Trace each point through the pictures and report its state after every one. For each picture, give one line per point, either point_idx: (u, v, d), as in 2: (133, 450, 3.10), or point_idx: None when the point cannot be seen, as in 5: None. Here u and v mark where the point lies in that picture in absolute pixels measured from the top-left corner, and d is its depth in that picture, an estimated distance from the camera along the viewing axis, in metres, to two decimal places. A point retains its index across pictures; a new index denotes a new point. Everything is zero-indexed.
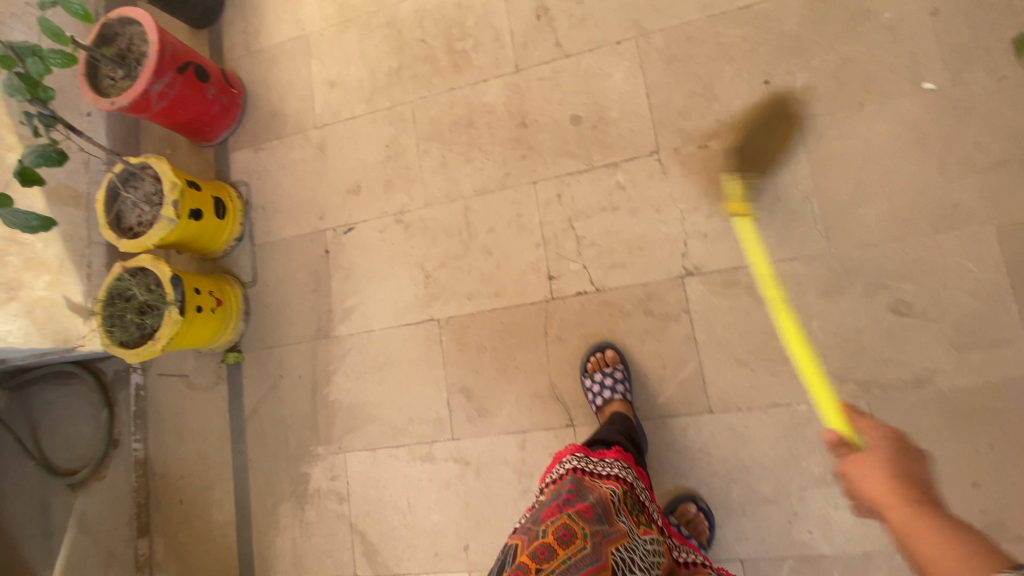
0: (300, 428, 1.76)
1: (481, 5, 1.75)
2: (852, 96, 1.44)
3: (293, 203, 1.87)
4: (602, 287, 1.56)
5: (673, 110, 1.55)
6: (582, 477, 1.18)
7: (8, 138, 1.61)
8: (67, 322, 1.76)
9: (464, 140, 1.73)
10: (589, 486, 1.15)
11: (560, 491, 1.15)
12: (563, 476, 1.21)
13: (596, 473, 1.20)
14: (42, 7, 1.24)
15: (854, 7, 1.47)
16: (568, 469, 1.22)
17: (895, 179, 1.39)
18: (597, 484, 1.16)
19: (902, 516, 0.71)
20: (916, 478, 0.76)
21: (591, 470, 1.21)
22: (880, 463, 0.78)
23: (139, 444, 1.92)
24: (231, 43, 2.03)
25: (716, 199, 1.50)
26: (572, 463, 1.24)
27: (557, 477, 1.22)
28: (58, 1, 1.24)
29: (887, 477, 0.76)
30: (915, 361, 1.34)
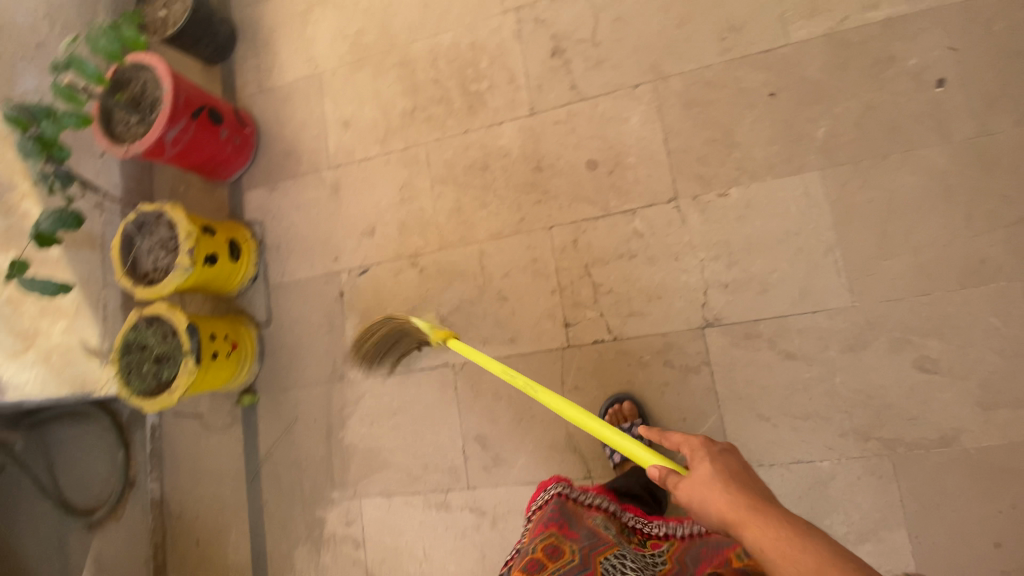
0: (315, 472, 1.76)
1: (495, 46, 1.74)
2: (876, 145, 1.41)
3: (307, 244, 1.87)
4: (620, 336, 1.54)
5: (691, 156, 1.52)
6: (567, 502, 1.17)
7: (21, 185, 1.59)
8: (84, 367, 1.77)
9: (478, 183, 1.72)
10: (577, 515, 1.14)
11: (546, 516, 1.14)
12: (548, 501, 1.20)
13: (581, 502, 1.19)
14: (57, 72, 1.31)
15: (877, 53, 1.44)
16: (553, 495, 1.20)
17: (919, 232, 1.37)
18: (584, 513, 1.16)
19: (740, 518, 0.79)
20: (741, 484, 0.85)
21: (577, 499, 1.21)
22: (710, 475, 0.87)
23: (155, 485, 1.92)
24: (244, 79, 2.03)
25: (736, 249, 1.47)
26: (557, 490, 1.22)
27: (542, 504, 1.20)
28: (72, 68, 1.29)
29: (722, 493, 0.83)
30: (941, 420, 1.31)
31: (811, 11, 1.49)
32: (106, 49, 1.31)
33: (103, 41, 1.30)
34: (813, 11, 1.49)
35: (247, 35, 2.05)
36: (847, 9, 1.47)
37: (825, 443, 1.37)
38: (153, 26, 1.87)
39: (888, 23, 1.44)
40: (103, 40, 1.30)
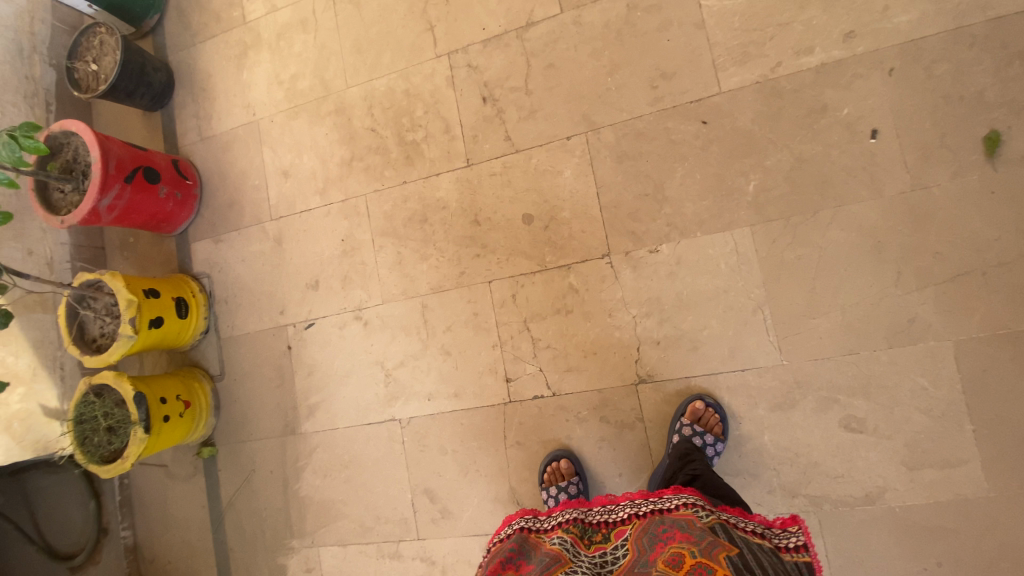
0: (275, 521, 1.82)
1: (430, 93, 1.71)
2: (808, 200, 1.39)
3: (255, 296, 1.87)
4: (558, 391, 1.55)
5: (624, 211, 1.51)
6: (527, 536, 1.19)
7: None
8: (46, 430, 1.82)
9: (418, 236, 1.71)
10: (533, 545, 1.15)
11: (504, 550, 1.14)
12: (510, 536, 1.22)
13: (540, 530, 1.21)
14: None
15: (809, 102, 1.40)
16: (516, 529, 1.23)
17: (848, 289, 1.36)
18: (541, 541, 1.17)
19: None
20: None
21: (537, 528, 1.22)
22: None
23: (128, 531, 1.99)
24: (184, 127, 2.00)
25: (668, 305, 1.46)
26: (520, 524, 1.24)
27: (503, 539, 1.22)
28: None
29: None
30: (866, 479, 1.33)
31: (742, 57, 1.45)
32: (8, 158, 1.27)
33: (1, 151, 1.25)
34: (744, 58, 1.44)
35: (184, 79, 2.01)
36: (779, 55, 1.42)
37: (755, 500, 1.39)
38: (85, 82, 1.83)
39: (822, 68, 1.39)
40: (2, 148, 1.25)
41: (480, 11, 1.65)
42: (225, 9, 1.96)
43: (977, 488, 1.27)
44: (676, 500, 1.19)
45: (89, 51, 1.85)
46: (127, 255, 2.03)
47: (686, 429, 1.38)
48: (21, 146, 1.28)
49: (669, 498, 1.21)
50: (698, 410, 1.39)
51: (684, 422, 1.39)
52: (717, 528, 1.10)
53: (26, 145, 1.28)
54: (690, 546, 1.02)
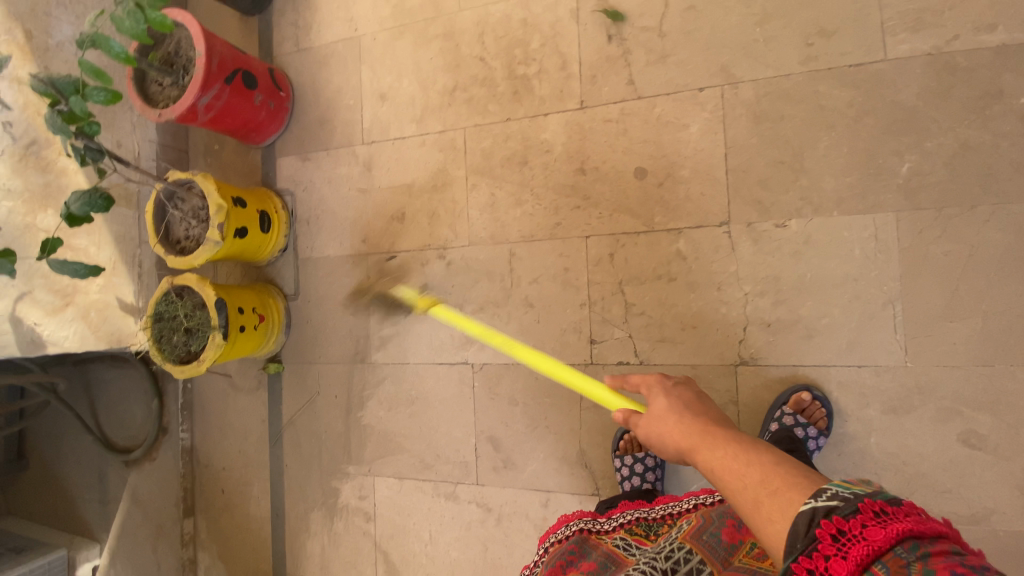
0: (333, 446, 1.83)
1: (549, 25, 1.58)
2: (967, 193, 1.25)
3: (337, 221, 1.83)
4: (646, 360, 1.48)
5: (753, 178, 1.39)
6: (586, 536, 1.11)
7: (61, 162, 1.68)
8: (121, 324, 1.82)
9: (515, 178, 1.62)
10: (594, 545, 1.08)
11: (563, 551, 1.06)
12: (566, 536, 1.13)
13: (601, 531, 1.14)
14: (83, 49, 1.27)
15: (990, 81, 1.24)
16: (573, 530, 1.14)
17: (997, 296, 1.23)
18: (602, 542, 1.10)
19: None
20: None
21: (597, 529, 1.15)
22: None
23: (186, 434, 2.00)
24: (281, 36, 1.92)
25: (785, 286, 1.36)
26: (578, 525, 1.15)
27: (560, 539, 1.12)
28: (98, 44, 1.25)
29: None
30: (976, 499, 1.24)
31: (918, 22, 1.28)
32: (131, 28, 1.25)
33: (128, 21, 1.23)
34: (919, 23, 1.28)
35: None
36: (964, 22, 1.25)
37: None
38: None
39: (1008, 45, 1.23)
40: (129, 19, 1.23)
41: None
42: None
43: None
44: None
45: None
46: (210, 161, 1.99)
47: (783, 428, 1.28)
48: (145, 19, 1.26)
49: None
50: (802, 401, 1.31)
51: (786, 410, 1.30)
52: None
53: (150, 17, 1.25)
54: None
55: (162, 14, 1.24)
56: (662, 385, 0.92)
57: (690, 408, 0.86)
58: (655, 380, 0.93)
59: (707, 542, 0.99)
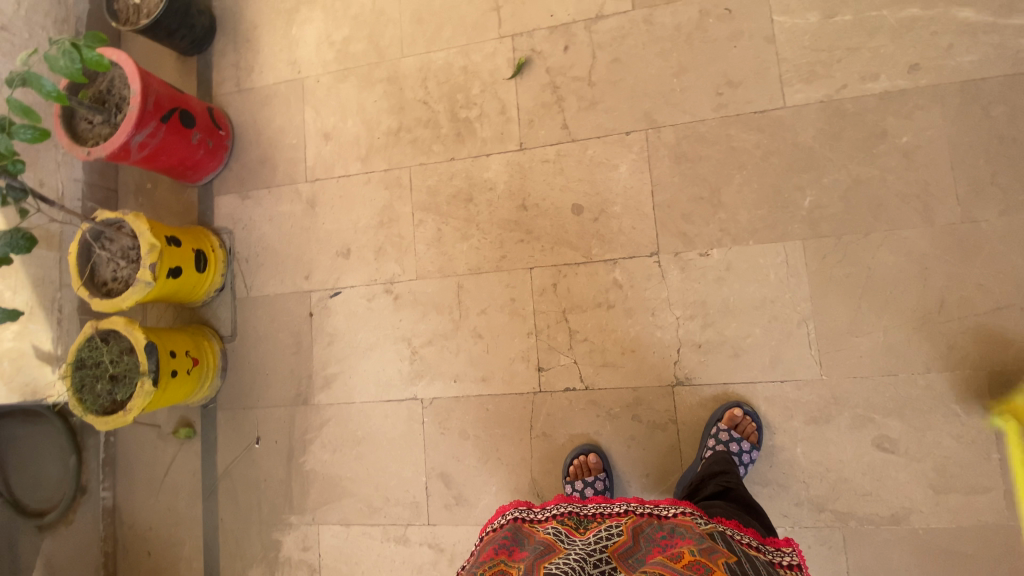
0: (274, 495, 1.73)
1: (488, 72, 1.68)
2: (860, 223, 1.41)
3: (279, 258, 1.80)
4: (591, 386, 1.53)
5: (677, 212, 1.51)
6: (521, 525, 1.15)
7: None
8: (36, 374, 1.71)
9: (461, 215, 1.67)
10: (527, 534, 1.12)
11: (497, 538, 1.11)
12: (502, 525, 1.18)
13: (535, 520, 1.17)
14: (12, 87, 1.22)
15: (870, 126, 1.43)
16: (509, 519, 1.19)
17: (893, 312, 1.38)
18: (535, 531, 1.13)
19: None
20: None
21: (531, 518, 1.18)
22: None
23: (108, 492, 1.86)
24: (221, 76, 1.92)
25: (713, 310, 1.47)
26: (514, 514, 1.20)
27: (496, 527, 1.18)
28: (28, 82, 1.20)
29: None
30: (893, 500, 1.35)
31: (808, 76, 1.47)
32: (67, 67, 1.21)
33: (63, 60, 1.19)
34: (810, 77, 1.47)
35: (227, 28, 1.94)
36: (845, 77, 1.45)
37: (781, 511, 1.40)
38: (125, 15, 1.77)
39: (883, 97, 1.43)
40: (63, 57, 1.19)
41: None
42: None
43: (998, 516, 1.31)
44: (673, 510, 1.16)
45: None
46: (142, 201, 1.92)
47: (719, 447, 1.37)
48: (82, 57, 1.23)
49: (666, 506, 1.17)
50: (736, 418, 1.40)
51: (721, 427, 1.38)
52: (715, 536, 1.06)
53: (87, 56, 1.22)
54: (689, 546, 1.00)
55: (99, 54, 1.21)
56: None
57: None
58: None
59: (630, 563, 1.00)
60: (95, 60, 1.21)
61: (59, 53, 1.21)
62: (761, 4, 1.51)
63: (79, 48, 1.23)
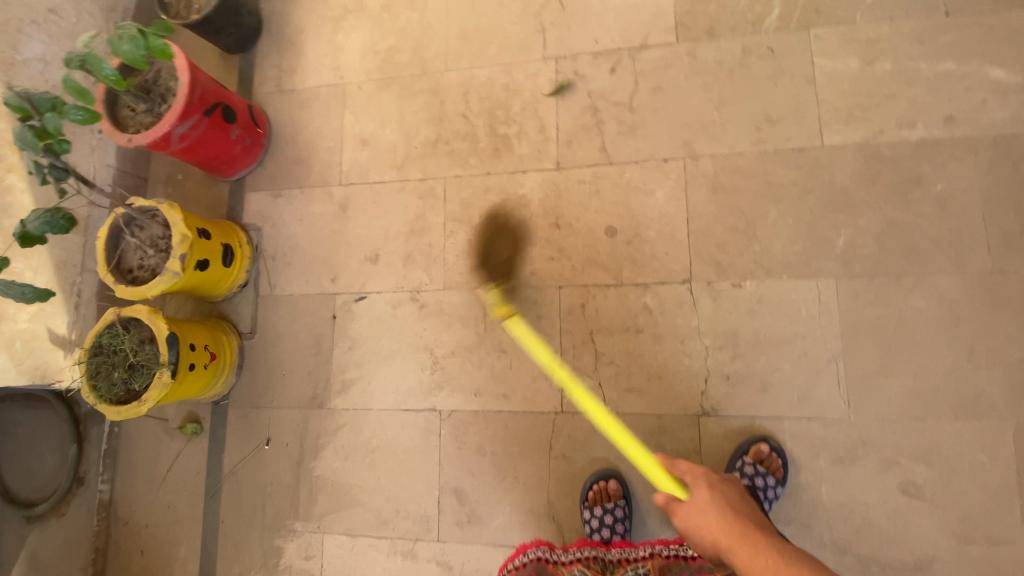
0: (280, 499, 1.69)
1: (530, 92, 1.71)
2: (893, 266, 1.43)
3: (306, 259, 1.79)
4: (615, 410, 1.51)
5: (711, 242, 1.52)
6: (544, 563, 1.34)
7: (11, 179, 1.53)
8: (47, 357, 1.65)
9: (493, 228, 1.68)
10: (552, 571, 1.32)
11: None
12: (526, 565, 1.34)
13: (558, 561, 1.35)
14: (69, 66, 1.22)
15: (906, 172, 1.45)
16: (533, 559, 1.35)
17: (923, 357, 1.38)
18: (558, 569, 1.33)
19: None
20: None
21: (553, 559, 1.37)
22: None
23: (105, 486, 1.81)
24: (262, 75, 1.94)
25: (742, 341, 1.47)
26: (537, 554, 1.37)
27: (520, 567, 1.33)
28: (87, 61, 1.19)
29: None
30: (916, 547, 1.33)
31: (847, 118, 1.50)
32: (129, 53, 1.22)
33: (126, 45, 1.20)
34: (849, 120, 1.50)
35: (272, 29, 1.97)
36: (883, 122, 1.49)
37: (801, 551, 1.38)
38: (175, 8, 1.79)
39: (920, 144, 1.46)
40: (128, 43, 1.20)
41: (595, 24, 1.69)
42: None
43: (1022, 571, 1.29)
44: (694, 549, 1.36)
45: None
46: (171, 191, 1.91)
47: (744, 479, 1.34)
48: (146, 44, 1.24)
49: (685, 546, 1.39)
50: (761, 452, 1.39)
51: (747, 461, 1.37)
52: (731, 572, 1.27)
53: (151, 44, 1.24)
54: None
55: (164, 42, 1.23)
56: (704, 473, 1.21)
57: (729, 507, 1.14)
58: (705, 474, 1.21)
59: None
60: (159, 48, 1.22)
61: (122, 38, 1.22)
62: (803, 47, 1.56)
63: (143, 36, 1.24)
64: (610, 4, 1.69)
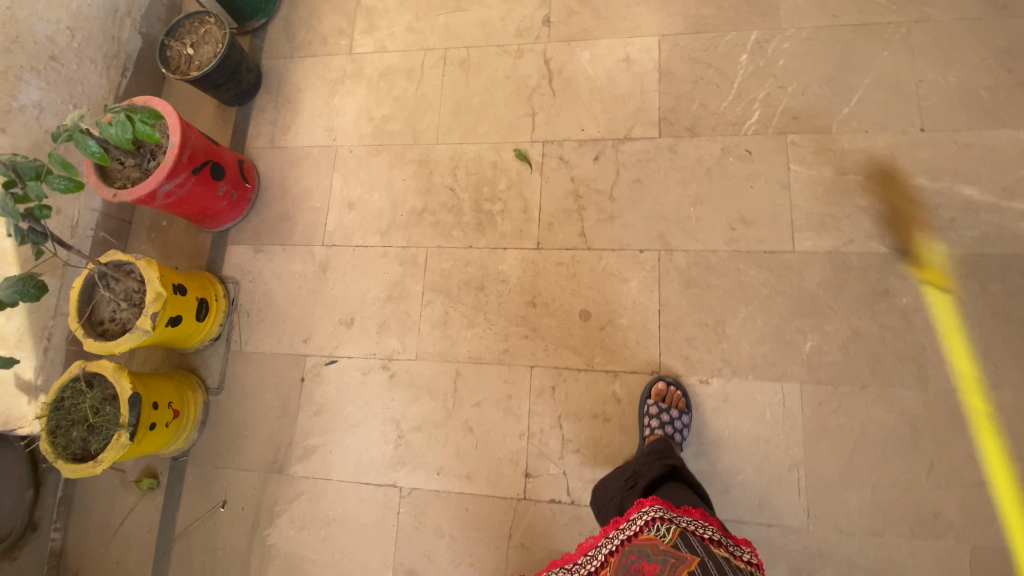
0: (229, 566, 1.64)
1: (516, 171, 1.75)
2: (857, 376, 1.45)
3: (281, 318, 1.79)
4: (577, 501, 1.50)
5: (682, 335, 1.54)
6: None
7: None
8: (10, 403, 1.60)
9: (470, 301, 1.69)
10: None
11: None
12: None
13: None
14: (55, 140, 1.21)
15: (873, 283, 1.49)
16: None
17: (883, 470, 1.39)
18: None
19: None
20: None
21: None
22: None
23: (58, 534, 1.72)
24: (257, 130, 1.98)
25: (707, 439, 1.47)
26: None
27: None
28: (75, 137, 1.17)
29: None
30: None
31: (819, 226, 1.55)
32: (116, 135, 1.22)
33: (114, 128, 1.21)
34: (820, 227, 1.55)
35: (271, 86, 2.02)
36: (853, 232, 1.53)
37: None
38: (176, 62, 1.83)
39: (888, 256, 1.50)
40: (116, 127, 1.21)
41: (583, 113, 1.76)
42: (334, 35, 2.01)
43: None
44: (643, 518, 1.17)
45: (189, 34, 1.86)
46: (154, 237, 1.92)
47: (655, 423, 1.42)
48: (133, 128, 1.25)
49: (636, 518, 1.19)
50: (661, 391, 1.48)
51: (650, 401, 1.46)
52: (678, 542, 1.05)
53: (139, 128, 1.24)
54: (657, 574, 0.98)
55: (152, 128, 1.23)
56: None
57: None
58: None
59: None
60: (146, 134, 1.22)
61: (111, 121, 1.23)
62: (780, 152, 1.61)
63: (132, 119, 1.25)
64: (597, 95, 1.76)
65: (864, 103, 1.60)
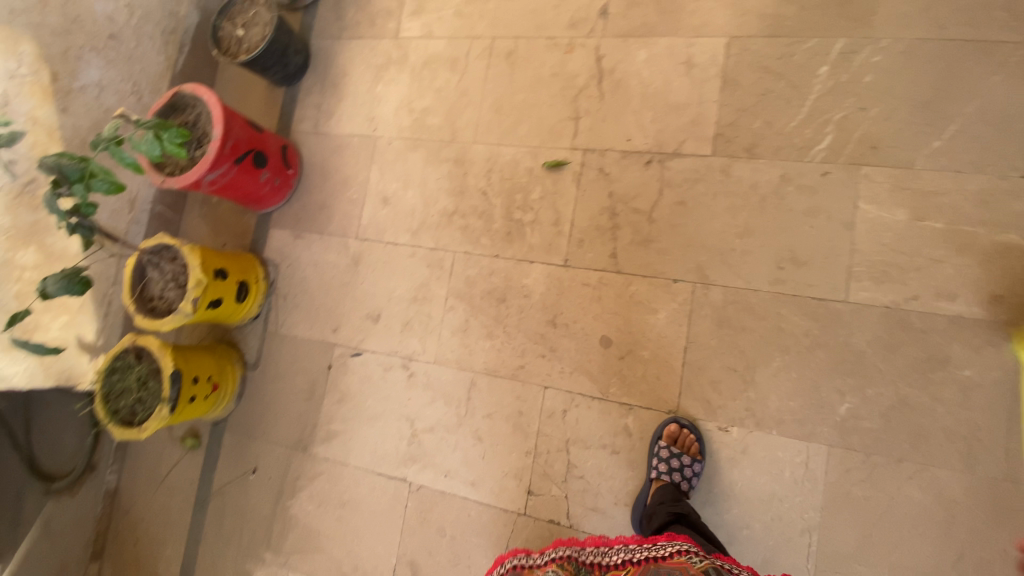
0: (256, 527, 1.80)
1: (552, 180, 1.67)
2: (894, 447, 1.33)
3: (314, 306, 1.86)
4: (575, 525, 1.51)
5: (705, 377, 1.47)
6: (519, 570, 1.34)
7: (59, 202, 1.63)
8: (73, 361, 1.80)
9: (492, 312, 1.67)
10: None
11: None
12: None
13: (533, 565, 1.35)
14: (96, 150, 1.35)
15: (932, 348, 1.33)
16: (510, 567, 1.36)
17: (905, 551, 1.29)
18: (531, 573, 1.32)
19: None
20: None
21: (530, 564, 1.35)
22: None
23: (113, 476, 1.96)
24: (302, 113, 1.99)
25: (716, 488, 1.42)
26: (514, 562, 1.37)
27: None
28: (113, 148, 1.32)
29: None
30: None
31: (880, 276, 1.38)
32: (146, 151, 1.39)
33: (145, 146, 1.39)
34: (881, 277, 1.38)
35: (319, 68, 2.00)
36: (919, 288, 1.36)
37: None
38: (227, 43, 1.85)
39: (956, 320, 1.33)
40: (146, 144, 1.38)
41: (631, 122, 1.62)
42: (382, 17, 1.94)
43: None
44: (672, 548, 1.19)
45: (240, 15, 1.86)
46: (205, 212, 2.02)
47: (662, 467, 1.37)
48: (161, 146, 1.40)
49: (665, 544, 1.21)
50: (673, 433, 1.43)
51: (662, 444, 1.40)
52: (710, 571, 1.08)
53: (166, 145, 1.40)
54: None
55: (178, 147, 1.39)
56: None
57: None
58: None
59: None
60: (172, 151, 1.38)
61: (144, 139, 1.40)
62: (848, 186, 1.43)
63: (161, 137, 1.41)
64: (649, 102, 1.61)
65: (961, 137, 1.37)
